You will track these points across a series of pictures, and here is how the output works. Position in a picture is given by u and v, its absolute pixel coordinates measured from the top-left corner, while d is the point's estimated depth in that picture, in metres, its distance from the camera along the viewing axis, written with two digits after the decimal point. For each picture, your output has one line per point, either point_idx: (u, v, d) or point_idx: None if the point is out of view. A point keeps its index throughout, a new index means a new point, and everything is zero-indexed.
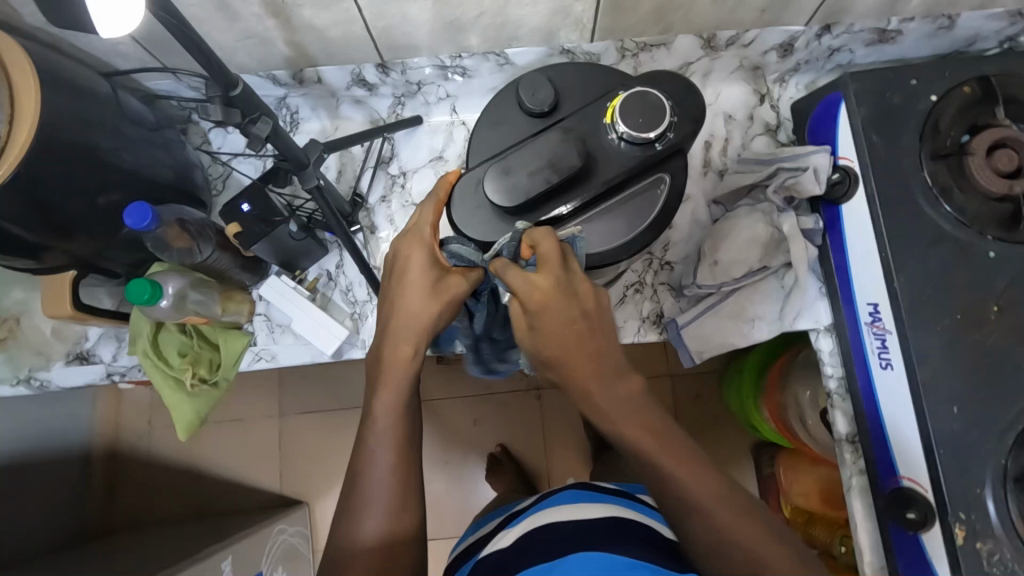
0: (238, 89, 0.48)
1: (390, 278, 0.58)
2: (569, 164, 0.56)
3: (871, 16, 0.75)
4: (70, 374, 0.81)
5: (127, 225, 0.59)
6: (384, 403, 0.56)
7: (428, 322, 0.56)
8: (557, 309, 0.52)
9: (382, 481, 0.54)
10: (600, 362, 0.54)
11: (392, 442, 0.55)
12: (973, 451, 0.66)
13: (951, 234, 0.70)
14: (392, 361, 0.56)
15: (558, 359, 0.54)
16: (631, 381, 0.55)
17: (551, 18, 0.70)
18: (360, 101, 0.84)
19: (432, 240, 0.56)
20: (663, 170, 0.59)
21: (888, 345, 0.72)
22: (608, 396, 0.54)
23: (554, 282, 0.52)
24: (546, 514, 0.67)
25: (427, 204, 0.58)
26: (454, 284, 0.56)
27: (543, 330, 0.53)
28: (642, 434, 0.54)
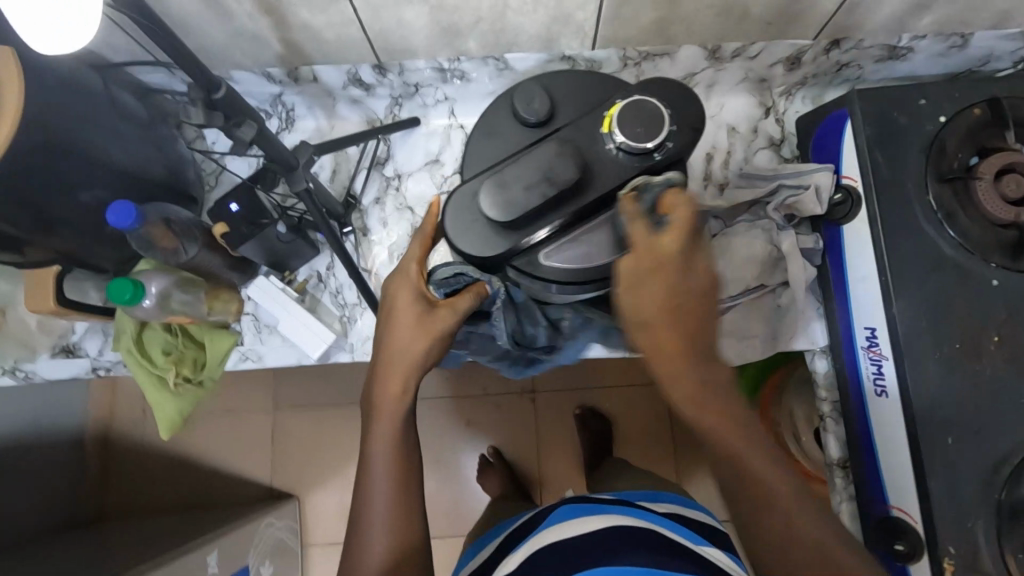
0: (222, 91, 0.47)
1: (382, 316, 0.60)
2: (566, 177, 0.54)
3: (881, 32, 0.73)
4: (55, 367, 0.81)
5: (110, 222, 0.59)
6: (383, 431, 0.56)
7: (418, 353, 0.57)
8: (671, 274, 0.50)
9: (384, 509, 0.53)
10: (694, 343, 0.50)
11: (391, 470, 0.54)
12: (966, 483, 0.65)
13: (954, 260, 0.68)
14: (383, 392, 0.57)
15: (651, 321, 0.50)
16: (724, 368, 0.51)
17: (552, 24, 0.68)
18: (356, 101, 0.83)
19: (419, 278, 0.60)
20: (662, 180, 0.57)
21: (884, 372, 0.70)
22: (690, 379, 0.49)
23: (678, 247, 0.51)
24: (547, 534, 0.68)
25: (412, 244, 0.60)
26: (442, 317, 0.59)
27: (646, 289, 0.50)
28: (719, 418, 0.49)
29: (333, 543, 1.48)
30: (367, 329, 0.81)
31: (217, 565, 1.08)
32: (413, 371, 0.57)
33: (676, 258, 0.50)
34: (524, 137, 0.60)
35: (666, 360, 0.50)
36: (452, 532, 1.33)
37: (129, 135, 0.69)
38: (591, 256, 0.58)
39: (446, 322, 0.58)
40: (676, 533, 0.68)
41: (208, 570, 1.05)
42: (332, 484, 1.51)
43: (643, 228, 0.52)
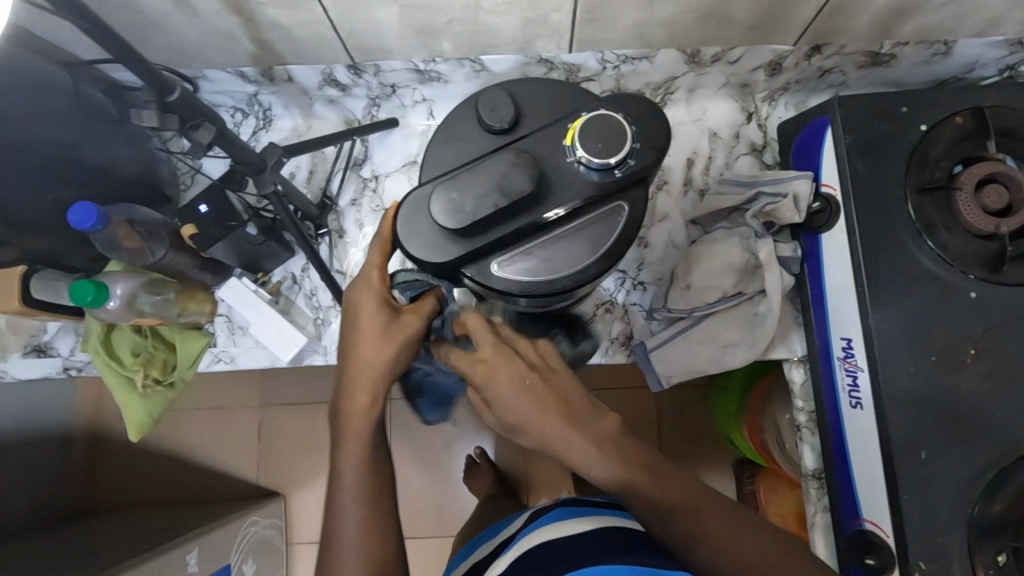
0: (174, 94, 0.47)
1: (345, 324, 0.58)
2: (519, 187, 0.52)
3: (863, 38, 0.72)
4: (27, 366, 0.80)
5: (71, 223, 0.58)
6: (352, 445, 0.55)
7: (383, 364, 0.56)
8: (503, 373, 0.49)
9: (353, 522, 0.54)
10: (569, 415, 0.50)
11: (360, 483, 0.55)
12: (939, 499, 0.64)
13: (932, 271, 0.67)
14: (348, 408, 0.56)
15: (520, 426, 0.50)
16: (608, 418, 0.52)
17: (528, 26, 0.67)
18: (334, 101, 0.82)
19: (381, 282, 0.57)
20: (621, 199, 0.56)
21: (859, 383, 0.69)
22: (581, 451, 0.50)
23: (497, 346, 0.50)
24: (531, 538, 0.67)
25: (374, 247, 0.57)
26: (407, 323, 0.56)
27: (497, 399, 0.49)
28: (638, 472, 0.51)
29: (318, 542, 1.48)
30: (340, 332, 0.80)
31: (197, 564, 1.08)
32: (379, 384, 0.56)
33: (499, 362, 0.50)
34: (485, 143, 0.58)
35: (554, 441, 0.50)
36: (436, 532, 1.33)
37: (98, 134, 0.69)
38: (540, 270, 0.55)
39: (411, 330, 0.56)
40: None
41: (188, 569, 1.05)
42: (318, 482, 1.50)
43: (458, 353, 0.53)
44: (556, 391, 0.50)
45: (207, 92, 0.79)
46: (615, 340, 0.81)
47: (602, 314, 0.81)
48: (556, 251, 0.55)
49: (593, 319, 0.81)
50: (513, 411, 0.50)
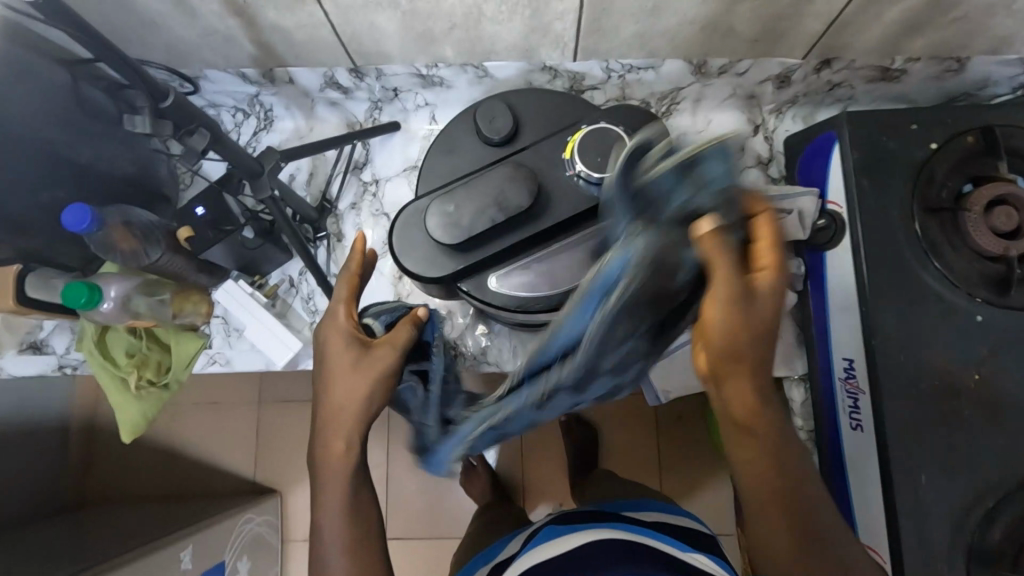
0: (168, 99, 0.47)
1: (320, 367, 0.58)
2: (516, 203, 0.53)
3: (873, 53, 0.70)
4: (22, 363, 0.80)
5: (64, 225, 0.57)
6: (332, 488, 0.54)
7: (357, 401, 0.54)
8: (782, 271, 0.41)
9: (338, 564, 0.52)
10: (759, 372, 0.43)
11: (343, 522, 0.53)
12: (938, 525, 0.63)
13: (937, 293, 0.66)
14: (326, 453, 0.55)
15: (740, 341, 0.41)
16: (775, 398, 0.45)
17: (531, 34, 0.66)
18: (336, 103, 0.81)
19: (348, 322, 0.58)
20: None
21: (859, 405, 0.68)
22: (747, 388, 0.44)
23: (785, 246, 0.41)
24: (525, 558, 0.67)
25: (340, 284, 0.59)
26: (379, 356, 0.55)
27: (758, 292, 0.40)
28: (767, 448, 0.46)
29: None
30: None
31: (191, 560, 1.07)
32: (356, 422, 0.54)
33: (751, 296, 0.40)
34: (484, 155, 0.59)
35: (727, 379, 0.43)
36: (430, 535, 1.33)
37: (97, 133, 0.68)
38: (538, 284, 0.55)
39: (383, 363, 0.55)
40: (660, 541, 0.67)
41: (181, 566, 1.04)
42: None
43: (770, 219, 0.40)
44: (767, 346, 0.42)
45: (207, 93, 0.79)
46: None
47: None
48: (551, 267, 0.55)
49: None
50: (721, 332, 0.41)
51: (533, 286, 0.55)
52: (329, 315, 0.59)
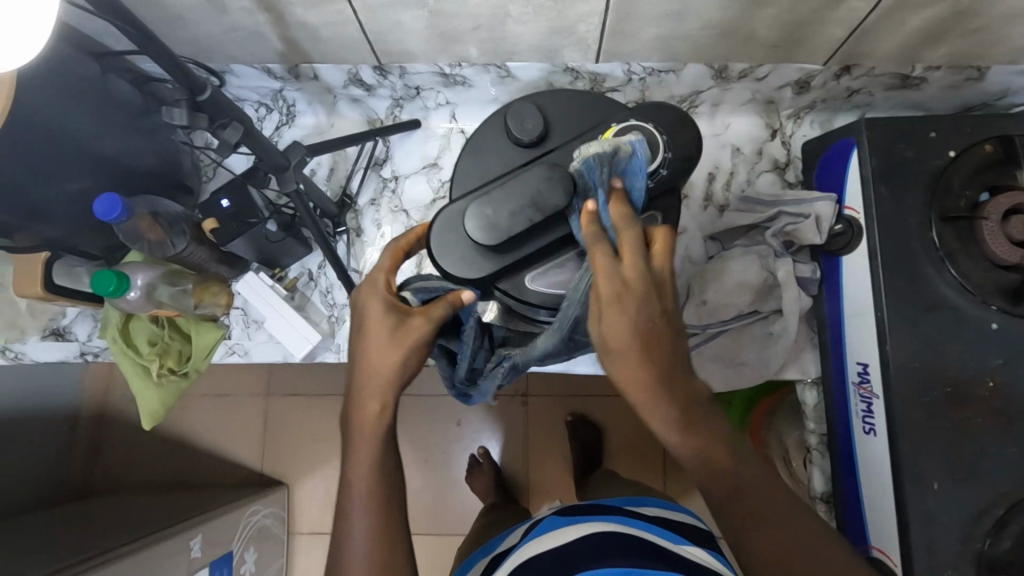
0: (205, 93, 0.47)
1: (356, 330, 0.59)
2: (553, 203, 0.54)
3: (893, 62, 0.70)
4: (45, 349, 0.81)
5: (95, 214, 0.58)
6: (360, 457, 0.56)
7: (392, 369, 0.56)
8: (637, 296, 0.48)
9: (364, 536, 0.53)
10: (668, 383, 0.48)
11: (369, 492, 0.55)
12: (948, 532, 0.63)
13: (952, 301, 0.67)
14: (361, 422, 0.57)
15: (619, 351, 0.48)
16: (698, 386, 0.50)
17: (553, 36, 0.67)
18: (357, 100, 0.82)
19: (386, 289, 0.58)
20: (654, 208, 0.60)
21: (874, 410, 0.68)
22: (656, 405, 0.48)
23: (640, 272, 0.48)
24: (526, 549, 0.67)
25: (382, 255, 0.59)
26: (415, 327, 0.56)
27: (612, 315, 0.48)
28: (703, 448, 0.49)
29: (319, 532, 1.49)
30: None
31: (200, 549, 1.09)
32: (387, 389, 0.56)
33: (637, 271, 0.48)
34: (517, 156, 0.61)
35: (636, 385, 0.48)
36: (436, 531, 1.34)
37: (123, 125, 0.69)
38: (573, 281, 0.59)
39: (418, 332, 0.56)
40: (656, 534, 0.68)
41: (190, 554, 1.06)
42: (320, 474, 1.51)
43: (604, 252, 0.48)
44: (666, 355, 0.49)
45: (233, 87, 0.80)
46: None
47: None
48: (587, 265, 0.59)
49: None
50: (621, 336, 0.47)
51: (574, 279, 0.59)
52: (368, 279, 0.60)
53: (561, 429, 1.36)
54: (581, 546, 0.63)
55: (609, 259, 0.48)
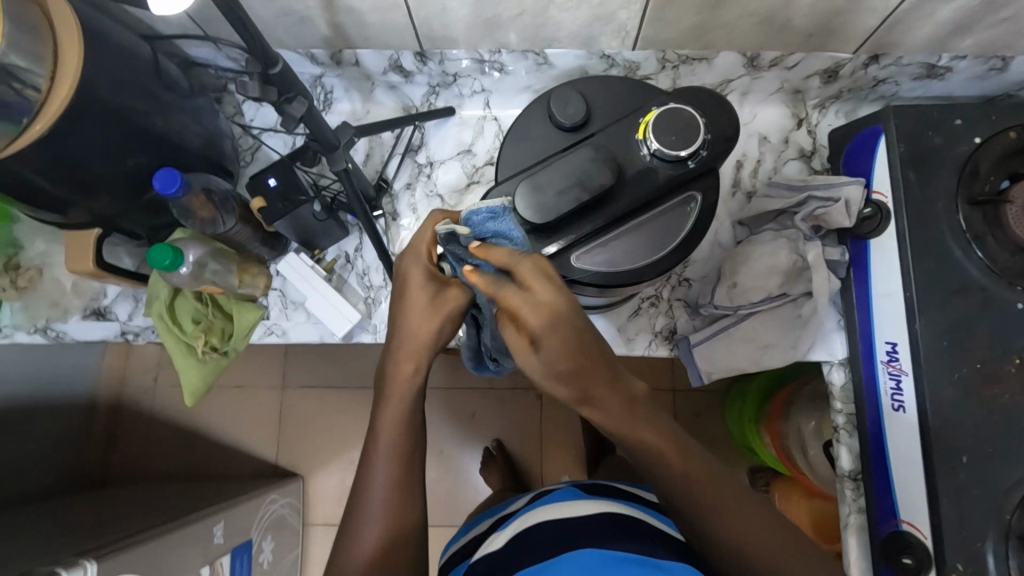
0: (277, 67, 0.49)
1: (394, 288, 0.61)
2: (599, 182, 0.56)
3: (921, 51, 0.73)
4: (86, 328, 0.83)
5: (155, 187, 0.61)
6: (389, 416, 0.59)
7: (429, 334, 0.59)
8: (563, 323, 0.47)
9: (381, 502, 0.57)
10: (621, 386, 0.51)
11: (393, 462, 0.58)
12: (977, 505, 0.65)
13: (979, 282, 0.69)
14: (395, 377, 0.60)
15: (569, 374, 0.48)
16: (640, 387, 0.53)
17: (594, 22, 0.70)
18: (394, 87, 0.84)
19: (429, 254, 0.58)
20: (693, 188, 0.59)
21: (902, 387, 0.70)
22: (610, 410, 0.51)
23: (557, 297, 0.47)
24: (537, 515, 0.75)
25: (426, 223, 0.57)
26: (454, 295, 0.59)
27: (547, 347, 0.47)
28: (660, 443, 0.54)
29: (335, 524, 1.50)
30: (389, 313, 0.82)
31: (223, 535, 1.10)
32: (422, 351, 0.59)
33: (543, 297, 0.47)
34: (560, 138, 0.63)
35: (592, 399, 0.50)
36: None
37: (174, 106, 0.71)
38: (619, 260, 0.59)
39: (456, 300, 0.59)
40: (662, 523, 0.74)
41: (214, 540, 1.07)
42: (336, 465, 1.52)
43: (514, 290, 0.48)
44: (606, 366, 0.50)
45: None
46: (659, 334, 0.82)
47: (645, 309, 0.82)
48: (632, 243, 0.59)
49: (635, 315, 0.82)
50: (560, 363, 0.47)
51: (613, 261, 0.59)
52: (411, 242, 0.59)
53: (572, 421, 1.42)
54: (574, 524, 0.69)
55: (520, 293, 0.48)
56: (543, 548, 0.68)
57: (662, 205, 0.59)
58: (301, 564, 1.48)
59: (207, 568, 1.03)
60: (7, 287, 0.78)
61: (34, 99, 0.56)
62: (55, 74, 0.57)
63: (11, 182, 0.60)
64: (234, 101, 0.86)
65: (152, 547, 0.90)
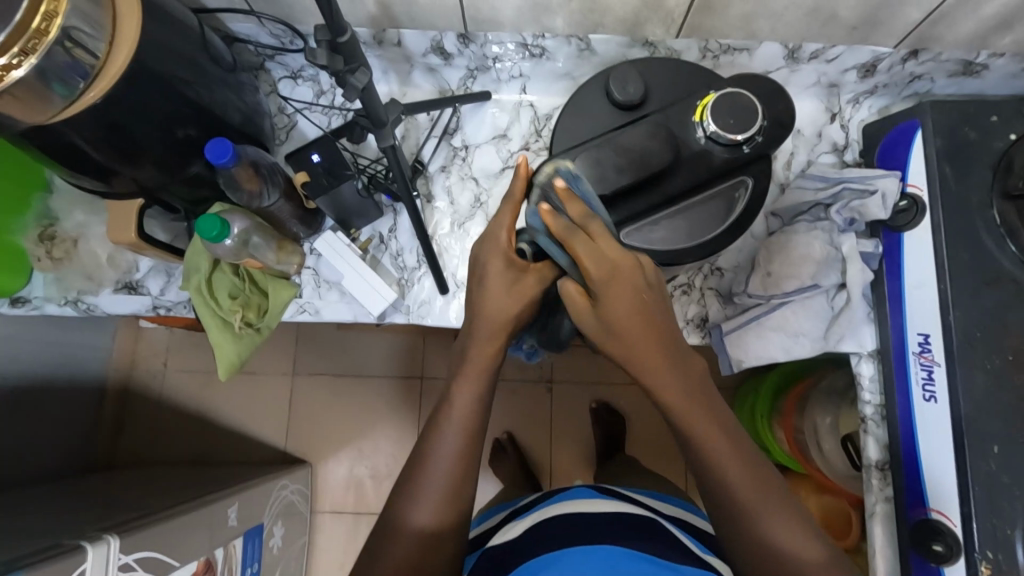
0: (345, 36, 0.49)
1: (474, 282, 0.63)
2: (651, 163, 0.61)
3: (961, 47, 0.74)
4: (115, 302, 0.82)
5: (207, 159, 0.63)
6: (462, 397, 0.60)
7: (508, 317, 0.61)
8: (624, 279, 0.55)
9: (441, 473, 0.58)
10: (682, 372, 0.58)
11: (457, 441, 0.59)
12: (1005, 492, 0.66)
13: (1013, 274, 0.70)
14: (476, 358, 0.61)
15: (627, 328, 0.56)
16: (696, 382, 0.59)
17: (642, 8, 0.71)
18: (432, 69, 0.84)
19: (507, 246, 0.60)
20: (744, 174, 0.66)
21: (934, 377, 0.71)
22: (673, 388, 0.57)
23: (619, 252, 0.55)
24: (558, 506, 0.78)
25: (503, 208, 0.59)
26: (531, 283, 0.61)
27: (611, 301, 0.55)
28: (711, 432, 0.58)
29: (342, 512, 1.49)
30: (424, 294, 0.83)
31: (236, 518, 1.09)
32: (503, 333, 0.61)
33: (599, 255, 0.54)
34: (613, 116, 0.68)
35: (657, 372, 0.57)
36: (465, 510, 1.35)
37: (220, 79, 0.71)
38: (669, 239, 0.66)
39: (534, 288, 0.61)
40: (690, 539, 0.76)
41: (227, 522, 1.05)
42: (345, 454, 1.51)
43: (583, 241, 0.54)
44: (660, 320, 0.58)
45: None
46: (690, 322, 0.83)
47: (677, 296, 0.83)
48: (682, 223, 0.67)
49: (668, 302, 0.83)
50: (627, 314, 0.56)
51: (664, 240, 0.66)
52: (489, 232, 0.62)
53: (584, 411, 1.42)
54: (598, 519, 0.74)
55: (590, 244, 0.54)
56: (561, 531, 0.72)
57: (718, 185, 0.66)
58: (308, 551, 1.47)
59: (220, 550, 1.02)
60: (44, 258, 0.79)
61: (93, 66, 0.56)
62: (114, 40, 0.57)
63: (62, 147, 0.60)
64: (270, 78, 0.86)
65: (169, 527, 0.89)
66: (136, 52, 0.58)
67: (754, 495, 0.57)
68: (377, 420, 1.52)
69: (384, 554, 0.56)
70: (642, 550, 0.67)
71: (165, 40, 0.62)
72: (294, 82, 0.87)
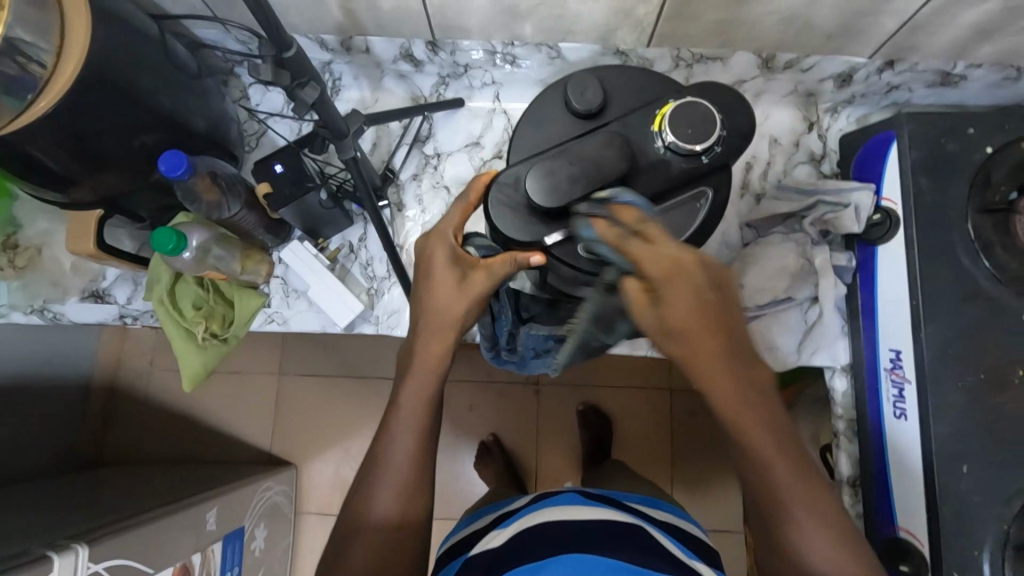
0: (291, 51, 0.48)
1: (417, 278, 0.64)
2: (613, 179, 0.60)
3: (939, 57, 0.73)
4: (82, 311, 0.82)
5: (161, 170, 0.62)
6: (409, 389, 0.60)
7: (454, 313, 0.60)
8: (682, 279, 0.51)
9: (396, 469, 0.57)
10: (739, 376, 0.52)
11: (410, 438, 0.58)
12: (974, 512, 0.66)
13: (987, 290, 0.69)
14: (423, 357, 0.61)
15: (681, 329, 0.52)
16: (758, 386, 0.53)
17: (612, 16, 0.69)
18: (404, 76, 0.83)
19: (454, 240, 0.62)
20: (705, 183, 0.65)
21: (905, 395, 0.70)
22: (730, 394, 0.52)
23: (676, 253, 0.51)
24: (543, 512, 0.77)
25: (450, 210, 0.62)
26: (476, 280, 0.60)
27: (670, 300, 0.51)
28: (772, 449, 0.52)
29: (328, 513, 1.48)
30: (394, 304, 0.82)
31: (216, 522, 1.08)
32: (450, 331, 0.61)
33: (657, 254, 0.51)
34: (574, 126, 0.66)
35: (713, 377, 0.52)
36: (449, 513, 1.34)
37: (184, 86, 0.69)
38: None
39: (481, 284, 0.60)
40: (675, 544, 0.76)
41: (206, 526, 1.04)
42: (330, 455, 1.50)
43: (639, 242, 0.52)
44: (728, 319, 0.53)
45: None
46: None
47: None
48: None
49: None
50: (686, 314, 0.51)
51: None
52: (435, 229, 0.63)
53: (569, 414, 1.42)
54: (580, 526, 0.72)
55: (646, 244, 0.52)
56: (537, 542, 0.71)
57: (677, 197, 0.64)
58: (293, 551, 1.47)
59: (198, 554, 1.01)
60: (7, 266, 0.79)
61: (40, 76, 0.55)
62: (64, 49, 0.56)
63: (17, 158, 0.59)
64: (240, 84, 0.85)
65: (149, 531, 0.89)
66: (86, 61, 0.56)
67: (803, 521, 0.51)
68: (362, 422, 1.51)
69: (347, 561, 0.54)
70: (622, 559, 0.66)
71: (122, 49, 0.60)
72: (264, 88, 0.86)
